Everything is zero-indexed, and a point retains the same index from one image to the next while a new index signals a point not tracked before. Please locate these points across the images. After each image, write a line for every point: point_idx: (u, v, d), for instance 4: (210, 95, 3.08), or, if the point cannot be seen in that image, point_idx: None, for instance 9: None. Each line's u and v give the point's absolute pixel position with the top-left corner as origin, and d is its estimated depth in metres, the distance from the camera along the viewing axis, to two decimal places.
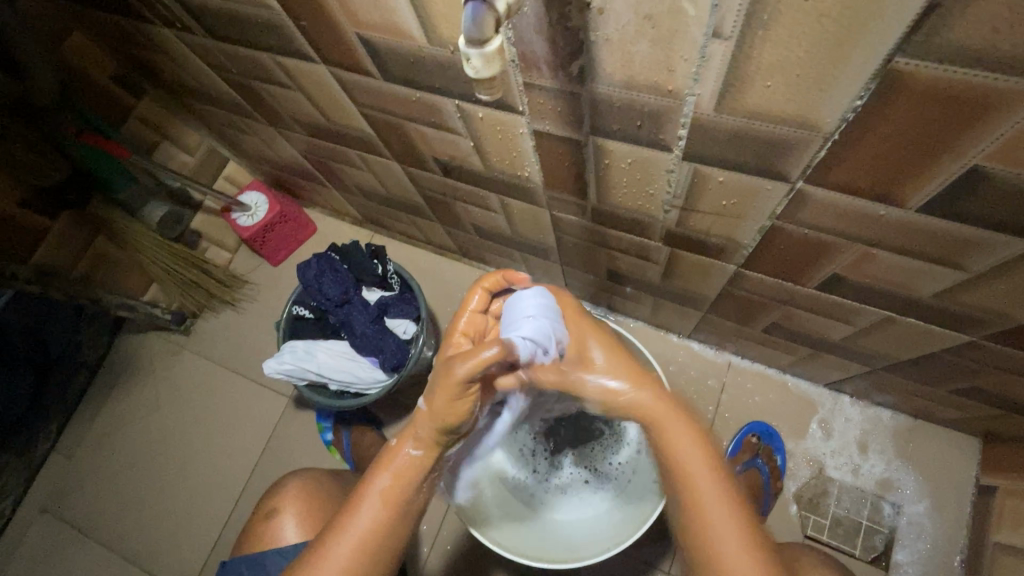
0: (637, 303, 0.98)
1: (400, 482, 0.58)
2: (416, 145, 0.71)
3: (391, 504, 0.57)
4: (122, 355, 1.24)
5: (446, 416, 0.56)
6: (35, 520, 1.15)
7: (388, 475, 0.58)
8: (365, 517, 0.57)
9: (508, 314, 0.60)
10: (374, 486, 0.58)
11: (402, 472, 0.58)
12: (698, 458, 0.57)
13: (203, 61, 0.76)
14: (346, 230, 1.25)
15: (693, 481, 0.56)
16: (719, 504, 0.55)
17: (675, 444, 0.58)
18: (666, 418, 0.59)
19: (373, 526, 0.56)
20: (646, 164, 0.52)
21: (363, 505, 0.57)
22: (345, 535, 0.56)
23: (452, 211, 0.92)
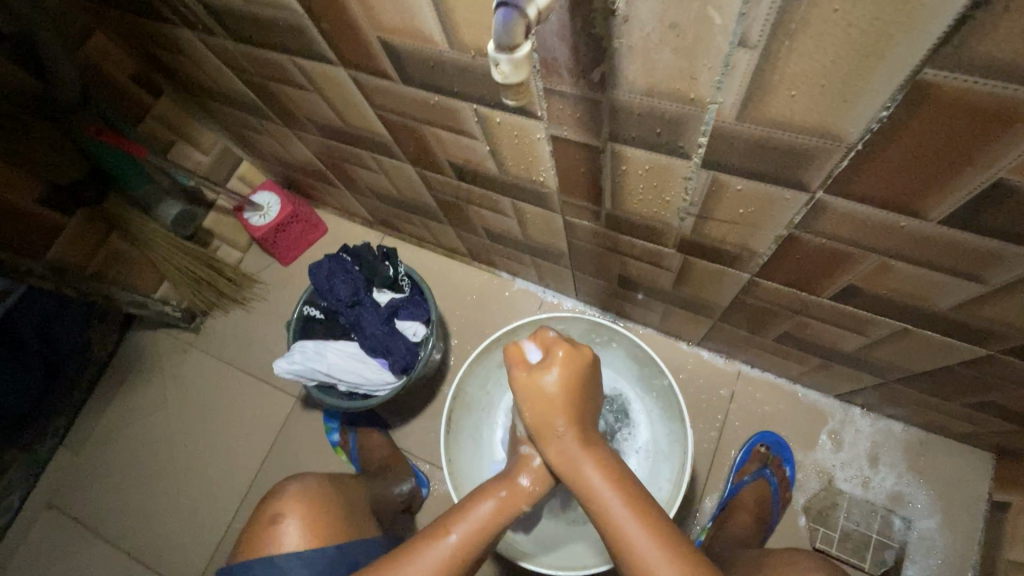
0: (647, 310, 0.98)
1: (496, 516, 0.61)
2: (431, 148, 0.72)
3: (484, 530, 0.59)
4: (132, 352, 1.25)
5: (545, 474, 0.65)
6: (41, 514, 1.15)
7: (485, 511, 0.61)
8: (456, 536, 0.58)
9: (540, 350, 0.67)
10: (474, 512, 0.60)
11: (503, 504, 0.62)
12: (600, 479, 0.57)
13: (222, 62, 0.77)
14: (356, 231, 1.26)
15: (605, 509, 0.56)
16: (636, 520, 0.55)
17: (583, 476, 0.58)
18: (575, 457, 0.59)
19: (466, 545, 0.58)
20: (663, 171, 0.52)
21: (459, 523, 0.59)
22: (435, 549, 0.57)
23: (463, 214, 0.93)
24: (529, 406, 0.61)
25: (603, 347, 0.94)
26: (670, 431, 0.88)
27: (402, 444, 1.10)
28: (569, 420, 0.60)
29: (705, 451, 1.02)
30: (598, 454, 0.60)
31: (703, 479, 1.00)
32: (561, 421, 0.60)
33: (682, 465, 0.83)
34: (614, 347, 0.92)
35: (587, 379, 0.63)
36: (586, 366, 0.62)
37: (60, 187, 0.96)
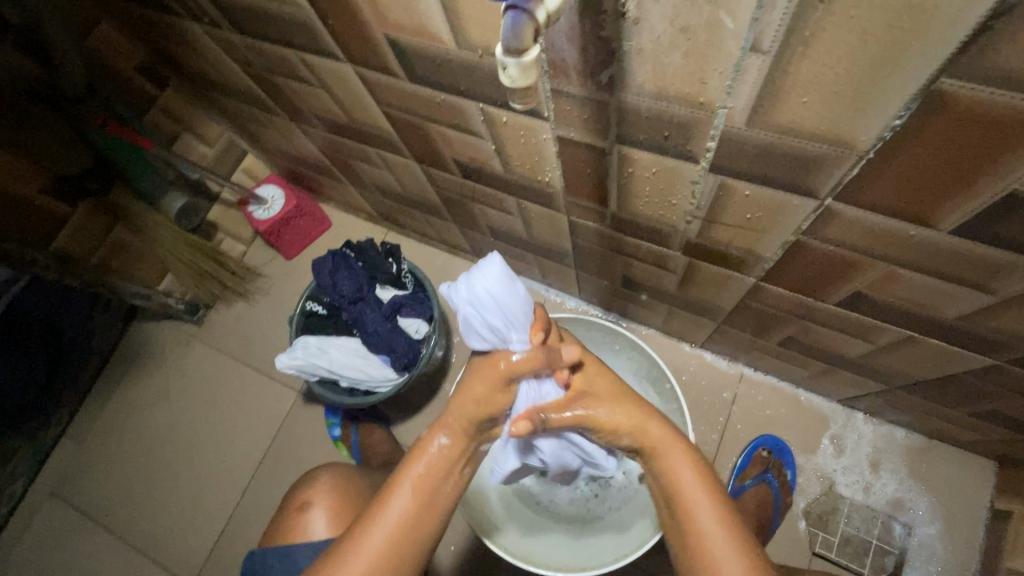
0: (651, 311, 0.98)
1: (430, 472, 0.58)
2: (437, 146, 0.71)
3: (421, 491, 0.57)
4: (136, 344, 1.25)
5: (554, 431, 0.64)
6: (44, 504, 1.16)
7: (416, 469, 0.58)
8: (396, 509, 0.56)
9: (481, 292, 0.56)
10: (405, 476, 0.58)
11: (433, 462, 0.59)
12: (688, 468, 0.57)
13: (227, 55, 0.77)
14: (360, 226, 1.26)
15: (689, 502, 0.55)
16: (713, 515, 0.54)
17: (672, 463, 0.58)
18: (665, 443, 0.59)
19: (408, 516, 0.56)
20: (669, 174, 0.52)
21: (394, 496, 0.57)
22: (376, 527, 0.55)
23: (467, 212, 0.92)
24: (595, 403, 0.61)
25: (606, 348, 0.93)
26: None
27: (403, 441, 1.10)
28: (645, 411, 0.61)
29: (706, 453, 1.02)
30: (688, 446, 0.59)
31: None
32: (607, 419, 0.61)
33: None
34: (617, 347, 0.91)
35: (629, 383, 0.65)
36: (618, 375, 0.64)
37: (65, 178, 0.96)
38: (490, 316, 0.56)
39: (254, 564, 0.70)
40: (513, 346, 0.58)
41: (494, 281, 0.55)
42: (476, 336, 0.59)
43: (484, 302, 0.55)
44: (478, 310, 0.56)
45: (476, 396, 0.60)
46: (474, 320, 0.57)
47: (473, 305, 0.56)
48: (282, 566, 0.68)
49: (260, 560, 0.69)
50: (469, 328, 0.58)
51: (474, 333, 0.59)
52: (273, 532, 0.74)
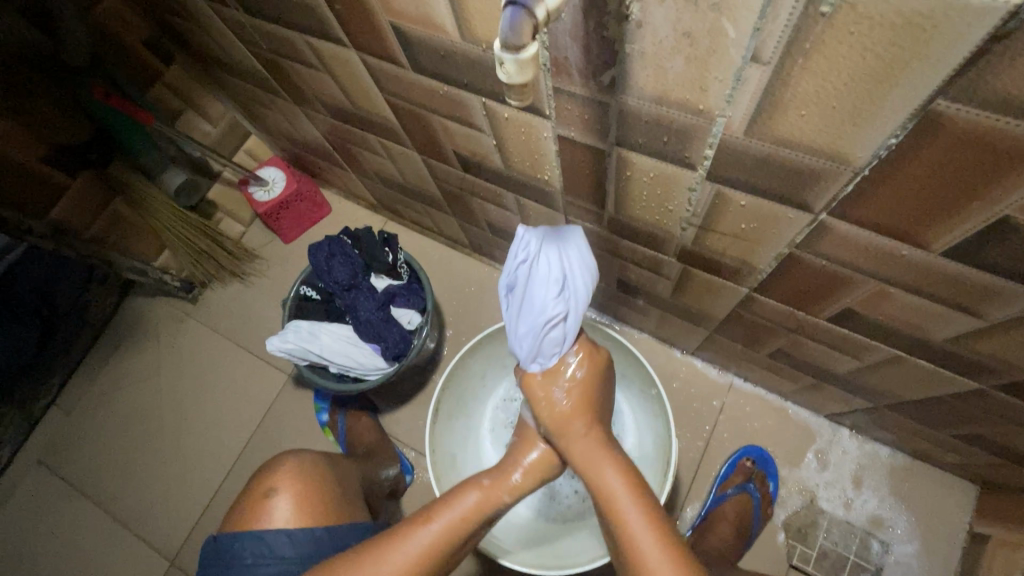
0: (644, 315, 0.98)
1: (481, 503, 0.65)
2: (439, 138, 0.71)
3: (466, 518, 0.64)
4: (128, 318, 1.26)
5: (553, 409, 0.67)
6: (30, 470, 1.17)
7: (470, 499, 0.65)
8: (437, 525, 0.63)
9: (527, 264, 0.61)
10: (460, 502, 0.65)
11: (484, 498, 0.66)
12: (615, 477, 0.62)
13: (234, 34, 0.76)
14: (360, 214, 1.26)
15: (614, 501, 0.60)
16: (635, 512, 0.59)
17: (600, 474, 0.62)
18: (595, 456, 0.64)
19: (446, 533, 0.62)
20: (667, 180, 0.52)
21: (441, 513, 0.64)
22: (419, 536, 0.62)
23: (466, 205, 0.92)
24: (548, 416, 0.67)
25: None
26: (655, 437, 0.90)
27: (390, 430, 1.10)
28: (591, 422, 0.66)
29: (691, 461, 1.02)
30: (618, 458, 0.64)
31: (684, 491, 1.00)
32: (577, 419, 0.66)
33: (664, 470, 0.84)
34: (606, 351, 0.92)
35: (600, 387, 0.69)
36: (601, 373, 0.69)
37: (66, 149, 0.95)
38: (580, 294, 0.62)
39: (228, 547, 0.69)
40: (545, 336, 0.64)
41: (555, 262, 0.61)
42: (549, 272, 0.61)
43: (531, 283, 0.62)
44: (574, 274, 0.62)
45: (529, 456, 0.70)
46: (553, 270, 0.61)
47: (572, 263, 0.61)
48: (256, 552, 0.68)
49: (237, 545, 0.68)
50: (548, 272, 0.61)
51: (526, 312, 0.63)
52: (233, 516, 0.73)
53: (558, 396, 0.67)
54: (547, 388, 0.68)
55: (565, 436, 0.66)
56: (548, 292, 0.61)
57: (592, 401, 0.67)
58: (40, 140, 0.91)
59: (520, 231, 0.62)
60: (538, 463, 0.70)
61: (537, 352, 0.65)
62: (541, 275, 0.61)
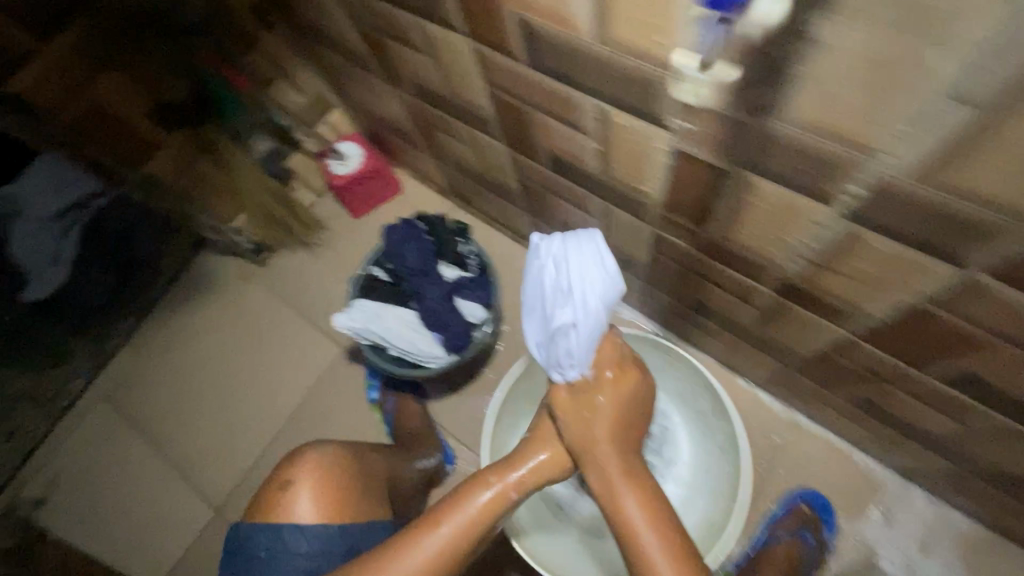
0: (713, 338, 0.94)
1: (488, 511, 0.63)
2: (535, 135, 0.69)
3: (472, 523, 0.62)
4: (199, 272, 1.31)
5: (581, 428, 0.63)
6: (98, 404, 1.24)
7: (479, 502, 0.63)
8: (447, 529, 0.61)
9: (536, 270, 0.62)
10: (467, 506, 0.63)
11: (492, 504, 0.63)
12: (638, 509, 0.58)
13: (341, 9, 0.76)
14: (430, 197, 1.26)
15: (636, 534, 0.57)
16: (656, 542, 0.56)
17: (622, 505, 0.59)
18: (619, 482, 0.60)
19: (456, 539, 0.61)
20: (791, 211, 0.48)
21: (449, 518, 0.62)
22: (429, 537, 0.61)
23: (545, 204, 0.90)
24: (575, 436, 0.63)
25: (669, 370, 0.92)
26: (720, 462, 0.88)
27: (436, 417, 1.11)
28: (618, 444, 0.62)
29: None
30: (643, 481, 0.60)
31: None
32: (605, 441, 0.62)
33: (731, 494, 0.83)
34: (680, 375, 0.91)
35: (633, 405, 0.65)
36: (634, 391, 0.65)
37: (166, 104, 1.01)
38: (592, 303, 0.60)
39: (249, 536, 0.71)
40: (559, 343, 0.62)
41: (560, 268, 0.60)
42: (555, 278, 0.60)
43: (539, 288, 0.62)
44: (585, 281, 0.60)
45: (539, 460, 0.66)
46: (560, 277, 0.60)
47: (578, 268, 0.59)
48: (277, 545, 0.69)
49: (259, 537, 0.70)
50: (553, 277, 0.60)
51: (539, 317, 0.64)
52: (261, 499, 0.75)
53: (592, 418, 0.63)
54: (574, 404, 0.64)
55: (591, 458, 0.62)
56: (554, 297, 0.61)
57: (623, 421, 0.64)
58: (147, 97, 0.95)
59: (534, 239, 0.63)
60: (548, 466, 0.66)
61: (556, 359, 0.64)
62: (548, 280, 0.61)
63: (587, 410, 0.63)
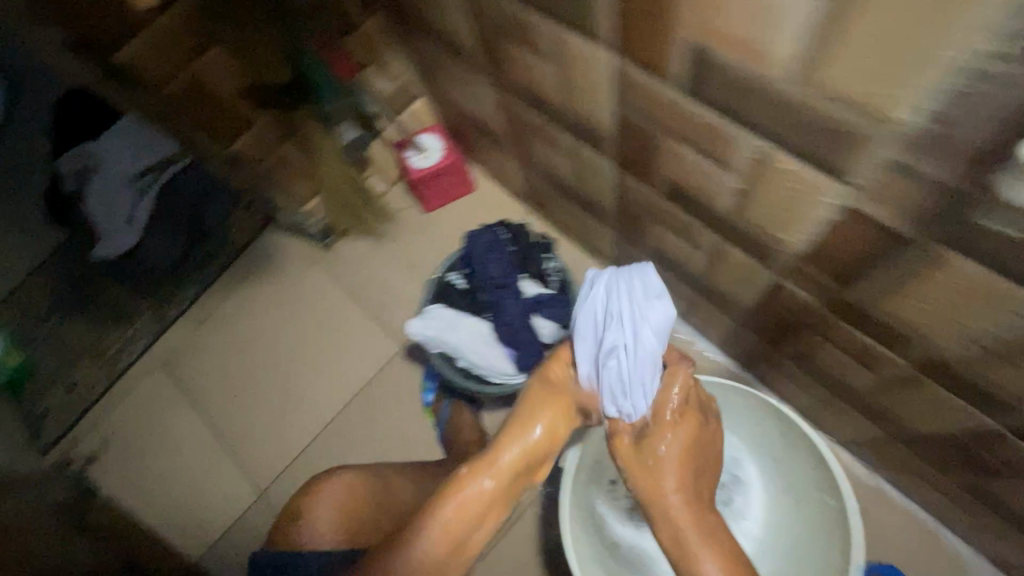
0: (801, 390, 0.88)
1: (463, 509, 0.61)
2: (659, 163, 0.64)
3: (449, 527, 0.60)
4: (264, 249, 1.30)
5: (648, 471, 0.63)
6: (155, 369, 1.25)
7: (451, 502, 0.61)
8: (422, 543, 0.59)
9: (586, 299, 0.66)
10: (436, 514, 0.61)
11: (468, 499, 0.61)
12: (709, 558, 0.58)
13: (459, 5, 0.71)
14: (504, 199, 1.22)
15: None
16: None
17: (690, 551, 0.59)
18: (686, 527, 0.60)
19: (434, 548, 0.60)
20: (989, 297, 0.44)
21: (424, 531, 0.60)
22: (409, 554, 0.59)
23: (640, 228, 0.85)
24: (641, 483, 0.63)
25: (759, 426, 0.86)
26: (813, 521, 0.82)
27: (489, 429, 1.07)
28: (689, 499, 0.61)
29: None
30: (716, 535, 0.60)
31: None
32: (672, 489, 0.61)
33: (844, 538, 0.74)
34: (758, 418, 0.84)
35: (697, 449, 0.65)
36: (698, 438, 0.66)
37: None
38: (646, 329, 0.62)
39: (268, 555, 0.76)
40: (610, 367, 0.63)
41: (611, 294, 0.64)
42: (607, 305, 0.64)
43: (589, 314, 0.65)
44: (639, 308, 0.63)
45: (520, 448, 0.63)
46: (616, 304, 0.63)
47: (630, 296, 0.62)
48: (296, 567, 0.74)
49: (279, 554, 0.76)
50: (605, 304, 0.64)
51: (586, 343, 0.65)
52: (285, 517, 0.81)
53: (664, 471, 0.62)
54: (637, 446, 0.64)
55: (657, 505, 0.62)
56: (606, 323, 0.64)
57: (689, 466, 0.64)
58: (248, 76, 0.88)
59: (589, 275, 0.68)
60: (527, 451, 0.63)
61: (605, 385, 0.64)
62: (599, 307, 0.65)
63: (654, 458, 0.63)
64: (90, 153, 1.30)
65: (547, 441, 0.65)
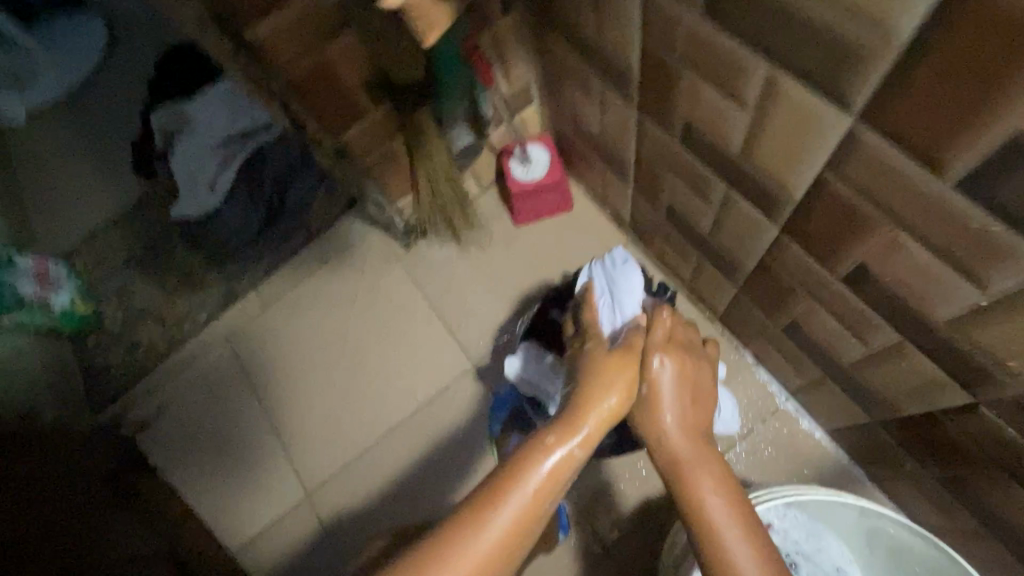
0: (927, 501, 0.79)
1: (556, 475, 0.53)
2: (858, 248, 0.54)
3: (542, 493, 0.52)
4: (341, 237, 1.24)
5: (658, 405, 0.61)
6: (216, 344, 1.21)
7: (542, 467, 0.53)
8: (511, 509, 0.50)
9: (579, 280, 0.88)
10: (530, 473, 0.53)
11: (560, 465, 0.54)
12: (716, 499, 0.56)
13: (638, 23, 0.61)
14: (602, 224, 1.14)
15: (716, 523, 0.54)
16: (728, 515, 0.55)
17: (699, 489, 0.56)
18: (689, 461, 0.58)
19: (523, 516, 0.51)
20: None
21: (514, 494, 0.51)
22: (494, 521, 0.50)
23: (777, 299, 0.75)
24: (646, 421, 0.62)
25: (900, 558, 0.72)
26: None
27: None
28: (685, 426, 0.61)
29: None
30: (714, 462, 0.58)
31: None
32: (674, 425, 0.60)
33: None
34: (879, 524, 0.71)
35: (700, 391, 0.64)
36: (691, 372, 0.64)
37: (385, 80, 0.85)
38: (620, 283, 0.82)
39: None
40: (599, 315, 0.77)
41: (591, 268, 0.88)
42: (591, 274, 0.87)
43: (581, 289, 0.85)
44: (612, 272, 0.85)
45: (602, 410, 0.59)
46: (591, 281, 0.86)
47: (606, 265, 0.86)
48: None
49: None
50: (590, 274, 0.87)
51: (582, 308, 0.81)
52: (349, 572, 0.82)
53: (666, 406, 0.61)
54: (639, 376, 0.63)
55: (662, 441, 0.60)
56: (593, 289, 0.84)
57: (690, 402, 0.63)
58: (370, 63, 0.82)
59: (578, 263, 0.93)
60: (609, 415, 0.59)
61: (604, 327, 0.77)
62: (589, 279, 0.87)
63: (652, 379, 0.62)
64: (183, 112, 1.27)
65: (620, 396, 0.60)
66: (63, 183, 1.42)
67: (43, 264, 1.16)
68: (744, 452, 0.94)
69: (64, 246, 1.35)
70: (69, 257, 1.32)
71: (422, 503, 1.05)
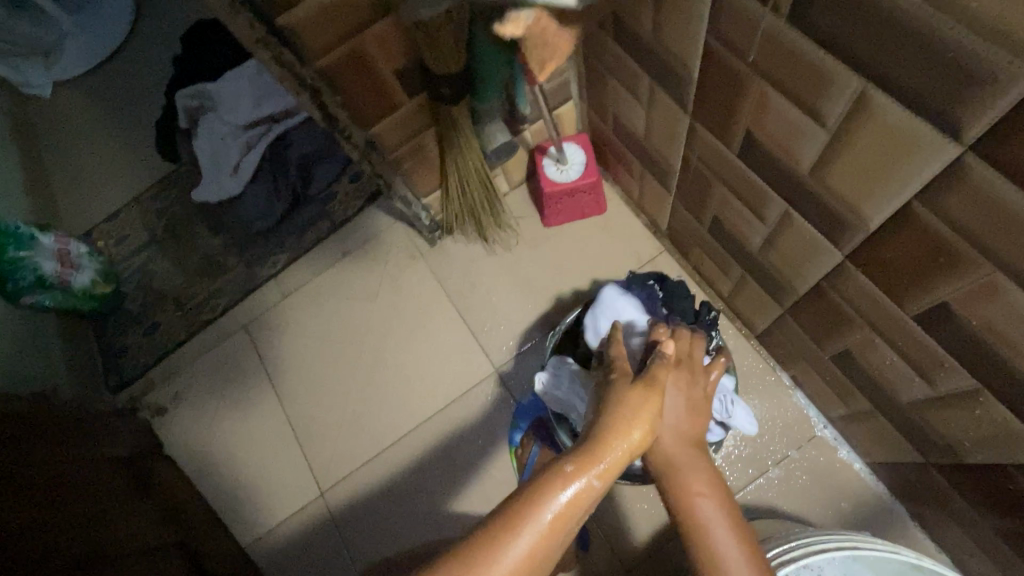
0: (976, 547, 0.74)
1: (571, 511, 0.47)
2: (944, 286, 0.49)
3: (555, 531, 0.46)
4: (363, 229, 1.20)
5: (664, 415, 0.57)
6: (234, 333, 1.18)
7: (557, 504, 0.47)
8: (518, 550, 0.45)
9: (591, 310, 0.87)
10: (542, 508, 0.46)
11: (578, 500, 0.47)
12: (710, 504, 0.55)
13: (708, 23, 0.55)
14: (636, 229, 1.09)
15: (706, 523, 0.55)
16: (715, 510, 0.55)
17: (694, 495, 0.55)
18: (685, 465, 0.56)
19: (532, 555, 0.45)
20: None
21: (525, 530, 0.45)
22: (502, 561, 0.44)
23: (830, 326, 0.70)
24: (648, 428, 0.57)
25: None
26: None
27: None
28: (686, 432, 0.58)
29: None
30: (705, 466, 0.57)
31: None
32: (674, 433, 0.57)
33: None
34: None
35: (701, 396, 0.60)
36: (691, 379, 0.61)
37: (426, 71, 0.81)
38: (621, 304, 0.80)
39: None
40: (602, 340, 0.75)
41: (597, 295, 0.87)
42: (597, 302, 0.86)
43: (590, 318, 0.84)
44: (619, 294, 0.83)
45: (624, 440, 0.51)
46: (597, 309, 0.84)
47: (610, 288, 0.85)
48: None
49: None
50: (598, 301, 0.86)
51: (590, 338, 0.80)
52: None
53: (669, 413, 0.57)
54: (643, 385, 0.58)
55: (660, 448, 0.57)
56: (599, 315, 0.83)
57: (694, 410, 0.59)
58: (409, 53, 0.77)
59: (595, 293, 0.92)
60: (631, 447, 0.52)
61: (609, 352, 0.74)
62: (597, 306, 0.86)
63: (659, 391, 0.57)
64: (210, 92, 1.25)
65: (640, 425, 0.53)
66: (85, 158, 1.40)
67: (65, 243, 1.13)
68: (776, 477, 0.90)
69: (85, 223, 1.33)
70: (91, 235, 1.31)
71: (434, 506, 1.02)
